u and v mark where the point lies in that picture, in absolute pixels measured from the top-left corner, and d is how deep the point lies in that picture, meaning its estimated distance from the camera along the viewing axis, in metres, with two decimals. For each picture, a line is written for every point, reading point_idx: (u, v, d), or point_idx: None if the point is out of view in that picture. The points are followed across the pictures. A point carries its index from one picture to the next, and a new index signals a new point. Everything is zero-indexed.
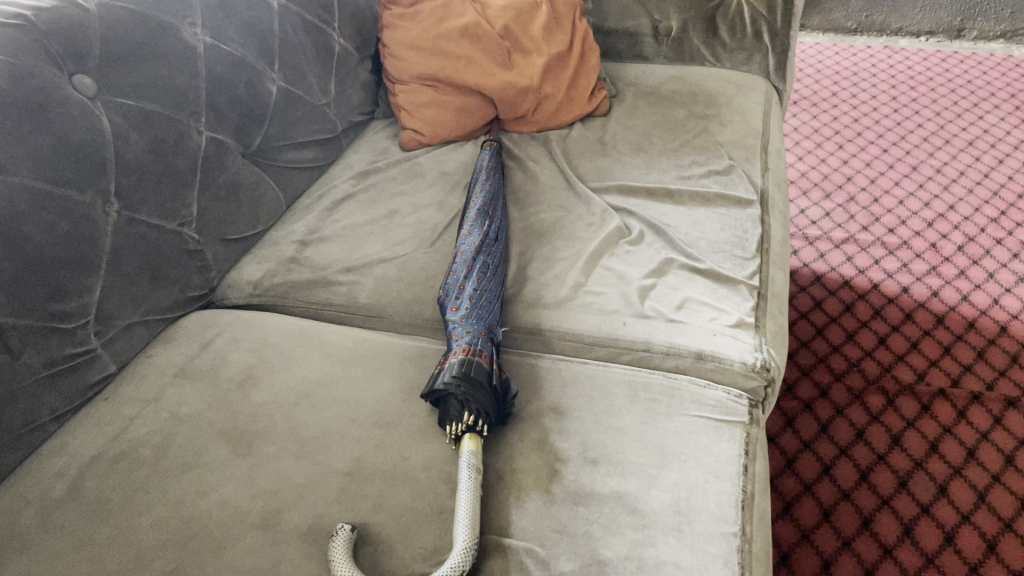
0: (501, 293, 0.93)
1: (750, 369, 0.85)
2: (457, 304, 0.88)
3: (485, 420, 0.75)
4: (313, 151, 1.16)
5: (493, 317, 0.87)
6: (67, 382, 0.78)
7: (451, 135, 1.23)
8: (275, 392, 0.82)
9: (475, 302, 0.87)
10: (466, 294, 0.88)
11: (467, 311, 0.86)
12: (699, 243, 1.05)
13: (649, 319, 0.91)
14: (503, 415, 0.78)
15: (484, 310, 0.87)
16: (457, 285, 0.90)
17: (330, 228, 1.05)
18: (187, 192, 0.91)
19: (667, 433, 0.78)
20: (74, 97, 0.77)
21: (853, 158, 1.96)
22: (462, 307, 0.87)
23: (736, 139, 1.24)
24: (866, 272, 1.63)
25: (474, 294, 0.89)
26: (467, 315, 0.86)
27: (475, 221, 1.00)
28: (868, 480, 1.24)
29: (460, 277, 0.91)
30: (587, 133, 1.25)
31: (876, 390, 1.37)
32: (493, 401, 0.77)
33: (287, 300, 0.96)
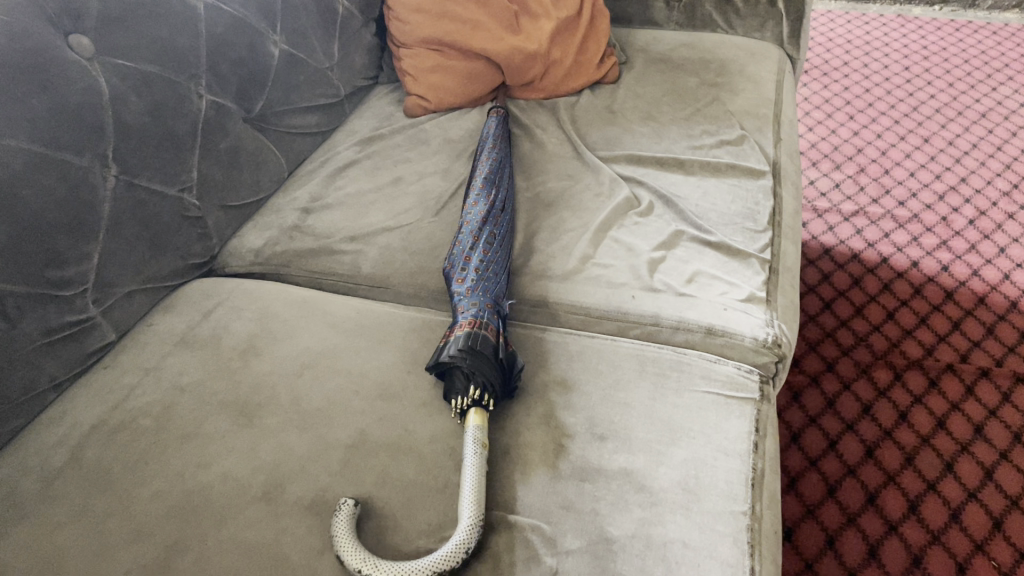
0: (508, 264, 0.92)
1: (760, 345, 0.84)
2: (463, 275, 0.86)
3: (491, 393, 0.74)
4: (316, 116, 1.14)
5: (500, 289, 0.86)
6: (66, 349, 0.77)
7: (457, 101, 1.20)
8: (277, 362, 0.80)
9: (482, 274, 0.86)
10: (472, 266, 0.87)
11: (474, 283, 0.85)
12: (709, 216, 1.03)
13: (658, 292, 0.89)
14: (510, 389, 0.77)
15: (490, 282, 0.85)
16: (463, 256, 0.88)
17: (334, 196, 1.03)
18: (187, 157, 0.89)
19: (675, 409, 0.77)
20: (71, 58, 0.75)
21: (863, 129, 1.93)
22: (468, 279, 0.85)
23: (748, 108, 1.22)
24: (875, 245, 1.61)
25: (481, 266, 0.87)
26: (474, 287, 0.84)
27: (482, 190, 0.98)
28: (874, 455, 1.23)
29: (466, 247, 0.90)
30: (596, 100, 1.22)
31: (884, 365, 1.36)
32: (500, 375, 0.75)
33: (289, 269, 0.94)
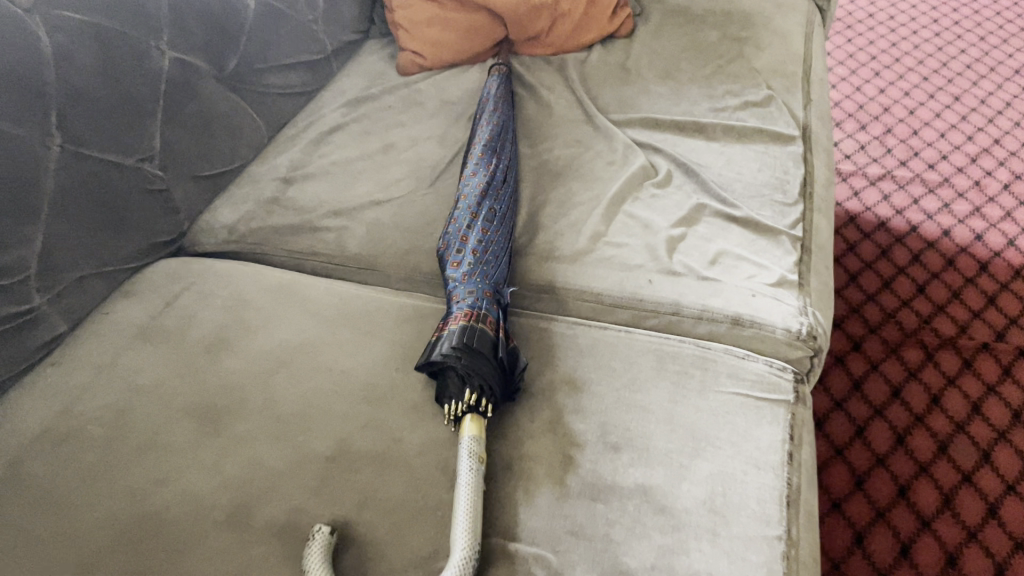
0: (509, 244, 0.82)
1: (794, 337, 0.74)
2: (459, 258, 0.77)
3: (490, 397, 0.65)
4: (300, 74, 1.03)
5: (500, 274, 0.76)
6: (9, 346, 0.68)
7: (454, 58, 1.09)
8: (249, 358, 0.71)
9: (481, 257, 0.76)
10: (470, 247, 0.77)
11: (471, 267, 0.75)
12: (734, 186, 0.93)
13: (678, 276, 0.80)
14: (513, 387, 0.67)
15: (490, 266, 0.76)
16: (460, 236, 0.79)
17: (318, 164, 0.93)
18: (148, 123, 0.78)
19: (699, 414, 0.67)
20: (5, 8, 0.64)
21: (889, 86, 1.81)
22: (464, 262, 0.76)
23: (775, 65, 1.11)
24: (904, 213, 1.51)
25: (480, 247, 0.77)
26: (471, 272, 0.75)
27: (482, 160, 0.88)
28: (904, 444, 1.14)
29: (462, 225, 0.80)
30: (608, 57, 1.11)
31: (914, 344, 1.27)
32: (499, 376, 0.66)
33: (267, 248, 0.85)
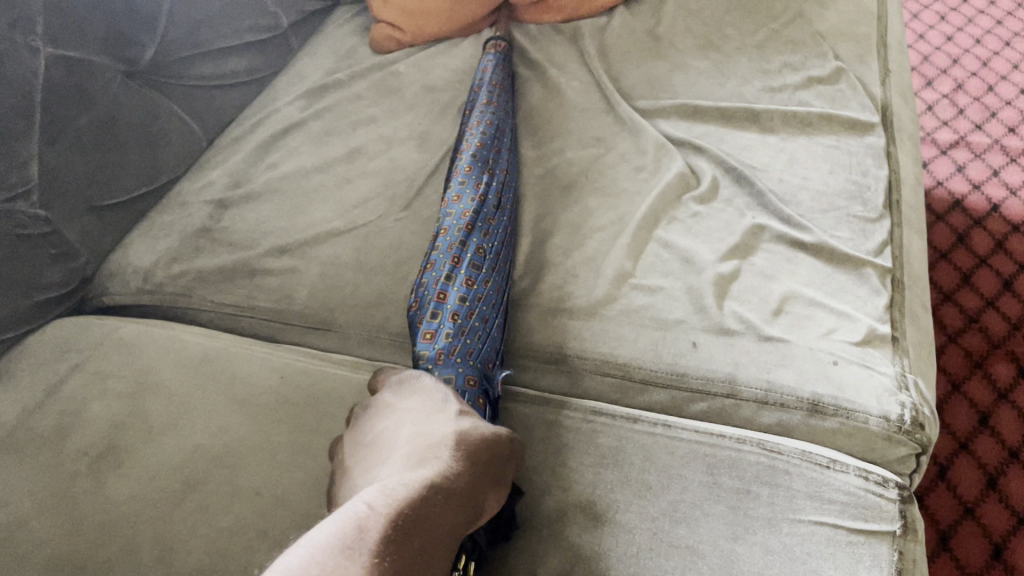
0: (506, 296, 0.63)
1: (893, 430, 0.54)
2: (432, 326, 0.57)
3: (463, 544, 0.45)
4: (244, 58, 0.82)
5: (490, 350, 0.57)
6: None
7: (438, 31, 0.87)
8: (149, 475, 0.52)
9: (467, 325, 0.57)
10: (450, 310, 0.57)
11: (450, 342, 0.56)
12: (799, 198, 0.72)
13: (733, 336, 0.59)
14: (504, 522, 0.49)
15: (477, 340, 0.56)
16: (435, 291, 0.59)
17: (264, 179, 0.73)
18: (17, 146, 0.59)
19: (770, 560, 0.48)
20: None
21: (958, 33, 1.56)
22: (439, 334, 0.56)
23: (844, 26, 0.87)
24: (983, 188, 1.28)
25: (464, 310, 0.58)
26: (451, 350, 0.55)
27: (468, 174, 0.67)
28: (997, 487, 0.95)
29: (439, 276, 0.60)
30: (633, 22, 0.89)
31: (1003, 356, 1.07)
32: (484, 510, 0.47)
33: (192, 300, 0.65)
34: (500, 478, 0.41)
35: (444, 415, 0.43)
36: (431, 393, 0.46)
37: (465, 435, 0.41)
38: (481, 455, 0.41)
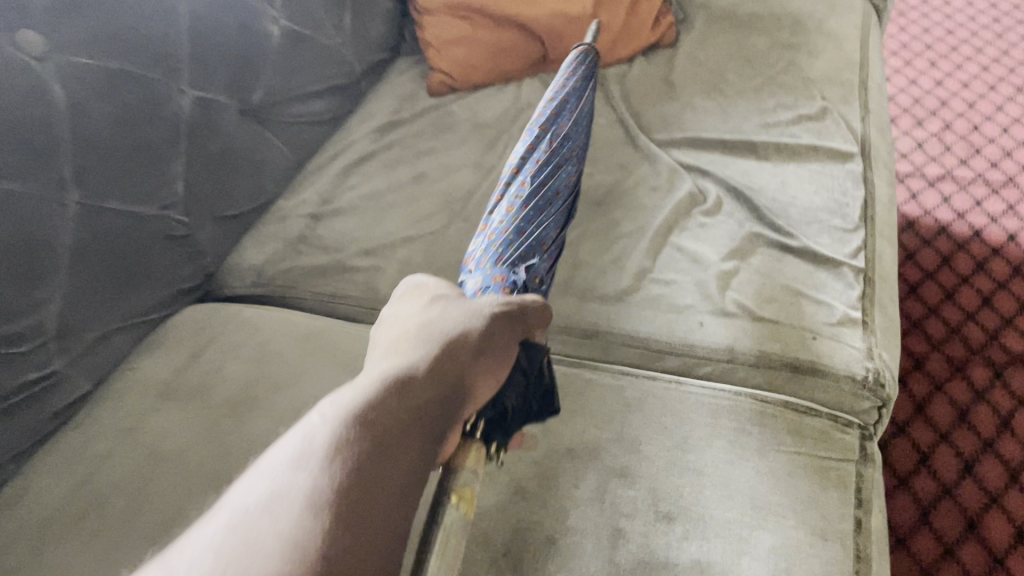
0: (558, 219, 0.72)
1: (860, 386, 0.69)
2: (482, 234, 0.70)
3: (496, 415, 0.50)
4: (327, 100, 0.99)
5: (524, 254, 0.66)
6: (28, 415, 0.64)
7: (486, 78, 1.04)
8: (278, 416, 0.67)
9: (498, 236, 0.67)
10: (489, 229, 0.69)
11: (483, 252, 0.67)
12: (789, 212, 0.87)
13: (732, 317, 0.74)
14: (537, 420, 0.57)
15: (504, 247, 0.66)
16: (489, 213, 0.72)
17: (347, 198, 0.89)
18: (169, 167, 0.75)
19: (760, 479, 0.62)
20: (14, 59, 0.61)
21: (947, 80, 1.71)
22: (485, 236, 0.69)
23: (830, 73, 1.03)
24: (966, 216, 1.43)
25: (500, 227, 0.69)
26: (482, 257, 0.66)
27: (532, 131, 0.79)
28: (973, 471, 1.08)
29: (494, 202, 0.73)
30: (650, 70, 1.06)
31: (981, 361, 1.20)
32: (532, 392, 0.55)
33: (296, 291, 0.81)
34: (478, 352, 0.46)
35: (420, 321, 0.49)
36: (413, 304, 0.51)
37: (433, 334, 0.47)
38: (448, 351, 0.45)
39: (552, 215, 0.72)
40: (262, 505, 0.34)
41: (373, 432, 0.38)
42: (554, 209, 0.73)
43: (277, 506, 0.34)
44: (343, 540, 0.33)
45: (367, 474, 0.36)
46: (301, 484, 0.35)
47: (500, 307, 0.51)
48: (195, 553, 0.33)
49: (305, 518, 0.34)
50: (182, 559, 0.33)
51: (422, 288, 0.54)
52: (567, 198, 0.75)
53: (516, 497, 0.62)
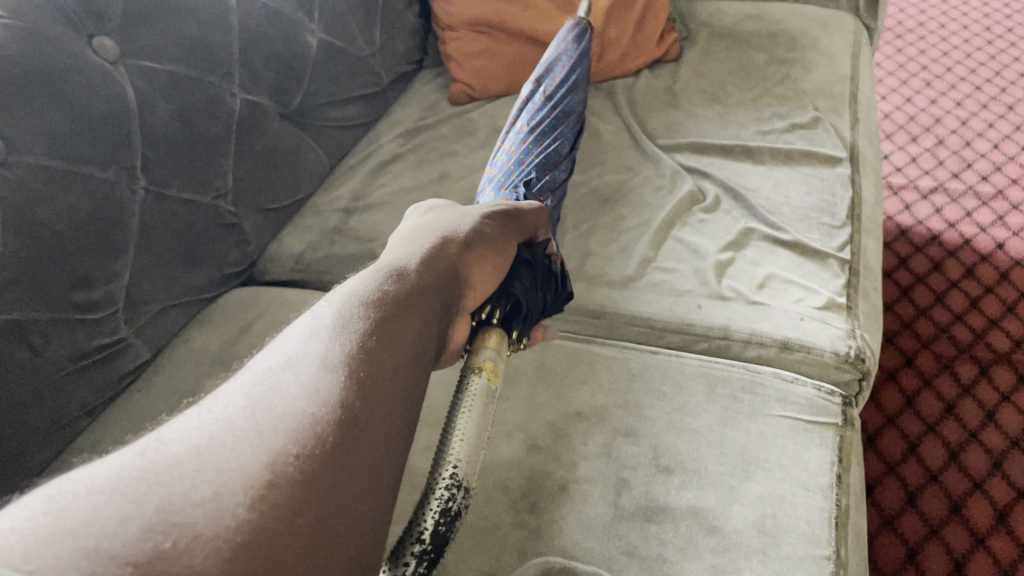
0: (550, 153, 0.88)
1: (842, 360, 0.76)
2: (491, 173, 0.88)
3: (504, 307, 0.67)
4: (357, 106, 1.08)
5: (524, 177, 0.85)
6: (99, 374, 0.74)
7: (502, 89, 1.13)
8: None
9: (501, 171, 0.86)
10: (495, 165, 0.88)
11: (491, 182, 0.86)
12: (782, 210, 0.94)
13: (727, 300, 0.82)
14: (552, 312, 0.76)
15: (506, 176, 0.85)
16: (496, 157, 0.90)
17: (376, 194, 0.98)
18: (220, 162, 0.84)
19: (750, 438, 0.70)
20: (96, 62, 0.70)
21: (942, 97, 1.68)
22: (493, 176, 0.87)
23: (822, 86, 1.10)
24: (957, 225, 1.39)
25: (504, 163, 0.87)
26: (490, 186, 0.86)
27: (529, 90, 0.94)
28: (958, 459, 1.07)
29: (500, 148, 0.90)
30: (656, 82, 1.14)
31: (968, 359, 1.18)
32: (531, 289, 0.70)
33: (330, 277, 0.90)
34: (466, 250, 0.65)
35: (416, 236, 0.67)
36: (421, 225, 0.70)
37: (427, 243, 0.64)
38: (440, 258, 0.63)
39: (551, 142, 0.89)
40: (284, 363, 0.46)
41: (372, 308, 0.53)
42: (555, 136, 0.90)
43: (297, 364, 0.46)
44: (347, 380, 0.46)
45: (367, 336, 0.50)
46: (313, 348, 0.48)
47: (484, 230, 0.68)
48: (231, 395, 0.44)
49: (316, 370, 0.46)
50: (219, 399, 0.44)
51: (427, 211, 0.74)
52: (570, 127, 0.92)
53: (531, 451, 0.70)
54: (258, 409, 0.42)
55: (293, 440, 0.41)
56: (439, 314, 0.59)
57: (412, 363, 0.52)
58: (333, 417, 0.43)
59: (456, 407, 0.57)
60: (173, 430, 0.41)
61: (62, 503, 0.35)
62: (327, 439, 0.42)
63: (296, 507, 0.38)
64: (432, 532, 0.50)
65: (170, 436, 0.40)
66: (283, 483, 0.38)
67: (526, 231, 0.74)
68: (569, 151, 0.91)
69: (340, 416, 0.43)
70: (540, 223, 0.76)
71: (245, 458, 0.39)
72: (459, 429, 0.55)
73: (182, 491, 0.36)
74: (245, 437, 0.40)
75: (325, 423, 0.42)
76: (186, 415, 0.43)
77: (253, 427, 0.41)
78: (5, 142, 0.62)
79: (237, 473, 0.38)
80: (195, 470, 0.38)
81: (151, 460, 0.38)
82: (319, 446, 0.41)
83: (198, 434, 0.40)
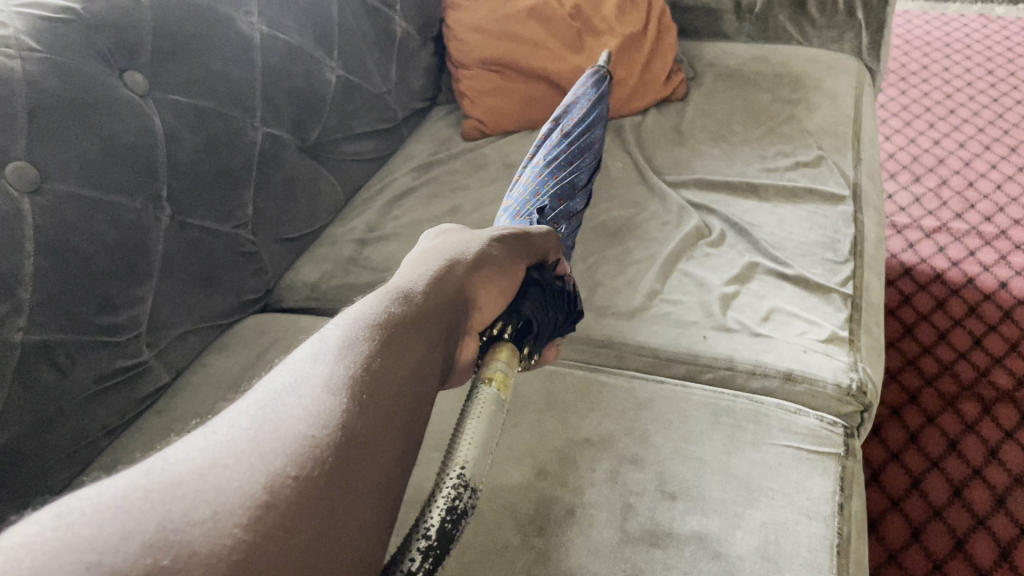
0: (566, 187, 0.91)
1: (844, 392, 0.78)
2: (508, 201, 0.91)
3: (515, 324, 0.68)
4: (373, 141, 1.11)
5: (539, 207, 0.88)
6: (120, 396, 0.76)
7: (513, 126, 1.16)
8: None
9: (517, 201, 0.89)
10: (512, 195, 0.91)
11: (507, 212, 0.88)
12: (785, 245, 0.95)
13: (731, 332, 0.84)
14: (562, 332, 0.77)
15: (521, 205, 0.88)
16: (514, 187, 0.93)
17: (391, 226, 1.01)
18: (241, 192, 0.87)
19: (754, 466, 0.71)
20: (126, 95, 0.73)
21: (945, 138, 1.71)
22: (510, 204, 0.90)
23: (826, 126, 1.13)
24: (960, 264, 1.41)
25: (520, 194, 0.90)
26: (505, 216, 0.88)
27: (552, 128, 0.98)
28: (961, 495, 1.08)
29: (519, 179, 0.93)
30: (663, 120, 1.17)
31: (971, 396, 1.19)
32: (539, 308, 0.71)
33: (344, 304, 0.92)
34: (474, 272, 0.66)
35: (425, 259, 0.67)
36: (430, 248, 0.71)
37: (436, 266, 0.65)
38: (445, 278, 0.64)
39: (568, 176, 0.92)
40: (288, 387, 0.47)
41: (376, 333, 0.53)
42: (572, 170, 0.92)
43: (301, 387, 0.47)
44: (351, 403, 0.46)
45: (371, 360, 0.50)
46: (318, 371, 0.48)
47: (489, 251, 0.69)
48: (236, 417, 0.44)
49: (319, 394, 0.46)
50: (223, 421, 0.44)
51: (438, 236, 0.75)
52: (588, 163, 0.95)
53: (539, 476, 0.72)
54: (261, 431, 0.43)
55: (292, 461, 0.41)
56: (446, 335, 0.59)
57: (418, 383, 0.53)
58: (334, 439, 0.43)
59: (465, 415, 0.57)
60: (179, 450, 0.41)
61: (70, 520, 0.36)
62: (327, 461, 0.42)
63: (292, 527, 0.38)
64: (438, 530, 0.50)
65: (174, 457, 0.41)
66: (281, 503, 0.39)
67: (533, 253, 0.75)
68: (586, 184, 0.93)
69: (341, 438, 0.44)
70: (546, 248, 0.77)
71: (245, 479, 0.39)
72: (468, 435, 0.56)
73: (183, 510, 0.37)
74: (247, 458, 0.41)
75: (325, 444, 0.43)
76: (191, 437, 0.43)
77: (254, 447, 0.41)
78: (40, 172, 0.65)
79: (237, 494, 0.38)
80: (197, 490, 0.38)
81: (155, 480, 0.39)
82: (319, 468, 0.41)
83: (201, 455, 0.41)
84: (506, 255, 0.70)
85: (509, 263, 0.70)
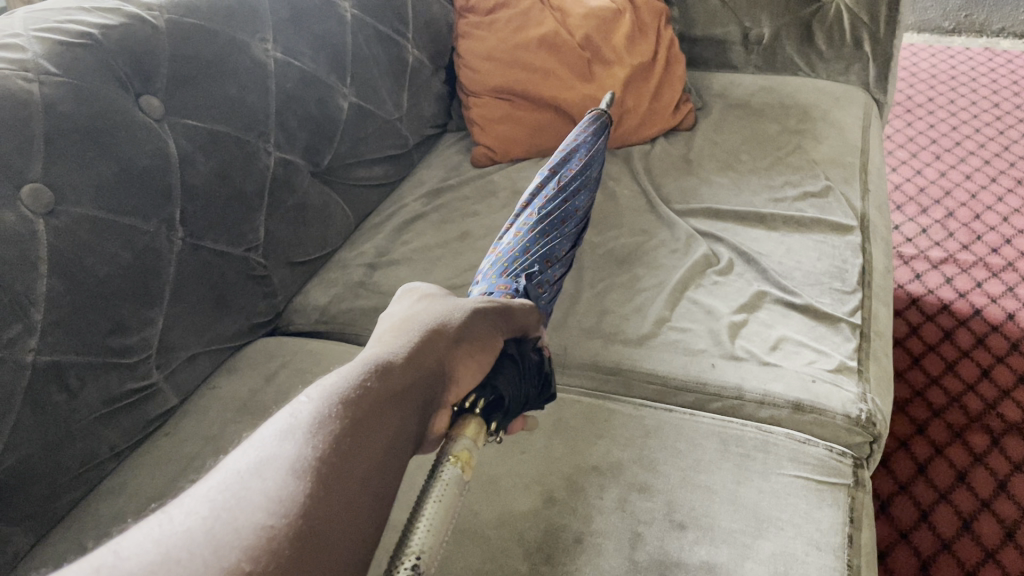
0: (555, 246, 0.88)
1: (853, 423, 0.77)
2: (496, 249, 0.87)
3: (488, 398, 0.62)
4: (384, 167, 1.12)
5: (526, 267, 0.83)
6: (129, 417, 0.76)
7: (522, 154, 1.16)
8: None
9: (506, 253, 0.84)
10: (500, 246, 0.86)
11: (492, 265, 0.84)
12: (794, 274, 0.95)
13: (740, 361, 0.84)
14: (532, 407, 0.72)
15: (510, 262, 0.83)
16: (503, 237, 0.88)
17: (399, 251, 1.01)
18: (254, 217, 0.88)
19: (763, 496, 0.71)
20: (142, 119, 0.74)
21: (952, 169, 1.72)
22: (498, 253, 0.86)
23: (834, 156, 1.13)
24: (968, 295, 1.41)
25: (507, 248, 0.85)
26: (491, 268, 0.83)
27: (550, 173, 0.94)
28: (970, 528, 1.06)
29: (509, 229, 0.89)
30: (671, 150, 1.18)
31: (979, 428, 1.18)
32: (514, 385, 0.66)
33: (352, 329, 0.92)
34: (455, 344, 0.62)
35: (405, 324, 0.63)
36: (408, 311, 0.66)
37: (419, 333, 0.61)
38: (428, 348, 0.59)
39: (556, 238, 0.88)
40: (252, 468, 0.44)
41: (350, 408, 0.50)
42: (560, 232, 0.89)
43: (265, 469, 0.44)
44: (315, 487, 0.43)
45: (342, 439, 0.47)
46: (285, 451, 0.45)
47: (475, 320, 0.64)
48: (194, 505, 0.42)
49: (283, 477, 0.43)
50: (181, 509, 0.42)
51: (420, 294, 0.70)
52: (575, 224, 0.92)
53: (547, 503, 0.72)
54: (217, 522, 0.40)
55: (246, 555, 0.38)
56: (418, 418, 0.55)
57: (386, 471, 0.49)
58: (294, 530, 0.40)
59: (423, 497, 0.52)
60: (132, 543, 0.40)
61: None
62: (284, 555, 0.39)
63: None
64: None
65: (127, 551, 0.39)
66: None
67: (521, 326, 0.71)
68: (569, 250, 0.90)
69: (301, 529, 0.41)
70: (531, 323, 0.73)
71: None
72: (424, 521, 0.50)
73: None
74: (201, 553, 0.38)
75: (284, 537, 0.40)
76: (147, 525, 0.41)
77: (209, 541, 0.39)
78: (56, 193, 0.66)
79: None
80: None
81: None
82: (276, 562, 0.39)
83: (155, 550, 0.39)
84: (491, 328, 0.66)
85: (493, 335, 0.65)
